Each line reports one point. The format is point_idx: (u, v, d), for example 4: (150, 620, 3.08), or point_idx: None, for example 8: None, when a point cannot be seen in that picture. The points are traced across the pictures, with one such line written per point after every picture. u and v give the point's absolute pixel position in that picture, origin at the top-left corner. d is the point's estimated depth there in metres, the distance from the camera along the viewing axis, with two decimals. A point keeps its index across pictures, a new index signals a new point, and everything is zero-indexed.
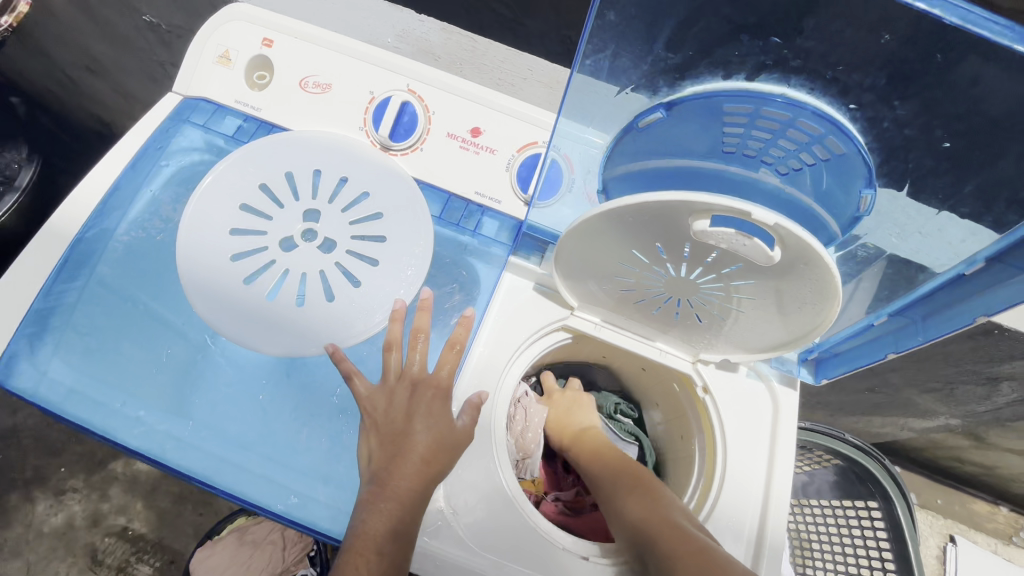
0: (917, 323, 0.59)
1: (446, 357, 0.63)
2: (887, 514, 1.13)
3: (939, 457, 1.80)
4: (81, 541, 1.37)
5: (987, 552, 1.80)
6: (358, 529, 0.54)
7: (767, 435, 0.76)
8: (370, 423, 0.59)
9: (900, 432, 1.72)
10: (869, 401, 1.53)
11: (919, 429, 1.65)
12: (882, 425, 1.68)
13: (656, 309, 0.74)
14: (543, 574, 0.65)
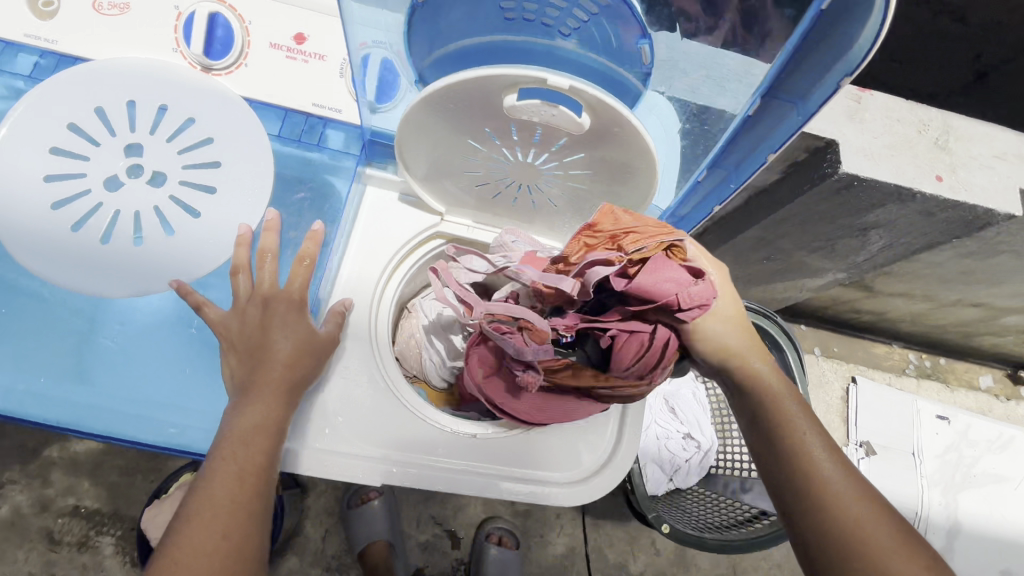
0: (731, 172, 0.64)
1: (296, 273, 0.65)
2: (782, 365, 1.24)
3: (839, 311, 1.85)
4: (34, 526, 1.29)
5: (883, 385, 1.86)
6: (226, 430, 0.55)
7: None
8: (229, 345, 0.61)
9: (802, 293, 1.77)
10: (767, 269, 1.61)
11: (817, 287, 1.71)
12: (785, 289, 1.75)
13: (513, 200, 0.76)
14: (431, 455, 0.71)
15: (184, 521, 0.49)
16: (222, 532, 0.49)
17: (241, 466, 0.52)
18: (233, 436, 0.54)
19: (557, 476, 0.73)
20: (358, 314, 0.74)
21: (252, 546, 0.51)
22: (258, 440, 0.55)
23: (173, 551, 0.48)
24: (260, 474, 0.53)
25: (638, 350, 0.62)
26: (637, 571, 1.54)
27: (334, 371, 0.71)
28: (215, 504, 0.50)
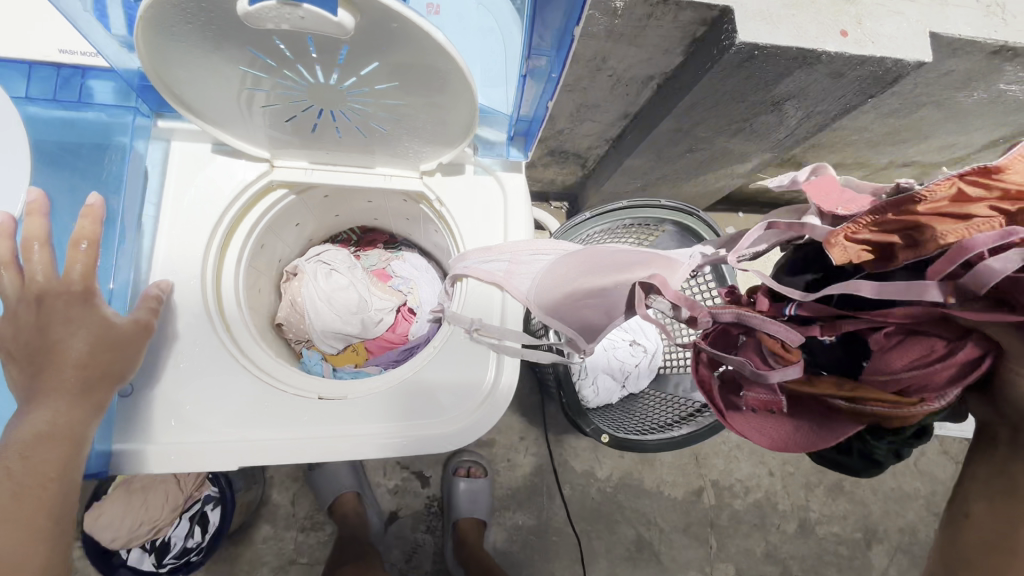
0: (552, 55, 0.55)
1: (73, 259, 0.55)
2: None
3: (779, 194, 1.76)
4: None
5: None
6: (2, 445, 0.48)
7: (501, 222, 0.75)
8: (7, 354, 0.52)
9: (735, 181, 1.67)
10: (694, 162, 1.48)
11: (749, 172, 1.60)
12: (716, 180, 1.63)
13: (335, 131, 0.66)
14: (296, 425, 0.65)
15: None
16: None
17: (17, 482, 0.47)
18: (8, 450, 0.47)
19: (448, 420, 0.68)
20: (187, 291, 0.66)
21: (39, 558, 0.47)
22: (45, 452, 0.48)
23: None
24: (45, 486, 0.48)
25: (918, 354, 0.46)
26: (604, 476, 1.58)
27: (171, 358, 0.64)
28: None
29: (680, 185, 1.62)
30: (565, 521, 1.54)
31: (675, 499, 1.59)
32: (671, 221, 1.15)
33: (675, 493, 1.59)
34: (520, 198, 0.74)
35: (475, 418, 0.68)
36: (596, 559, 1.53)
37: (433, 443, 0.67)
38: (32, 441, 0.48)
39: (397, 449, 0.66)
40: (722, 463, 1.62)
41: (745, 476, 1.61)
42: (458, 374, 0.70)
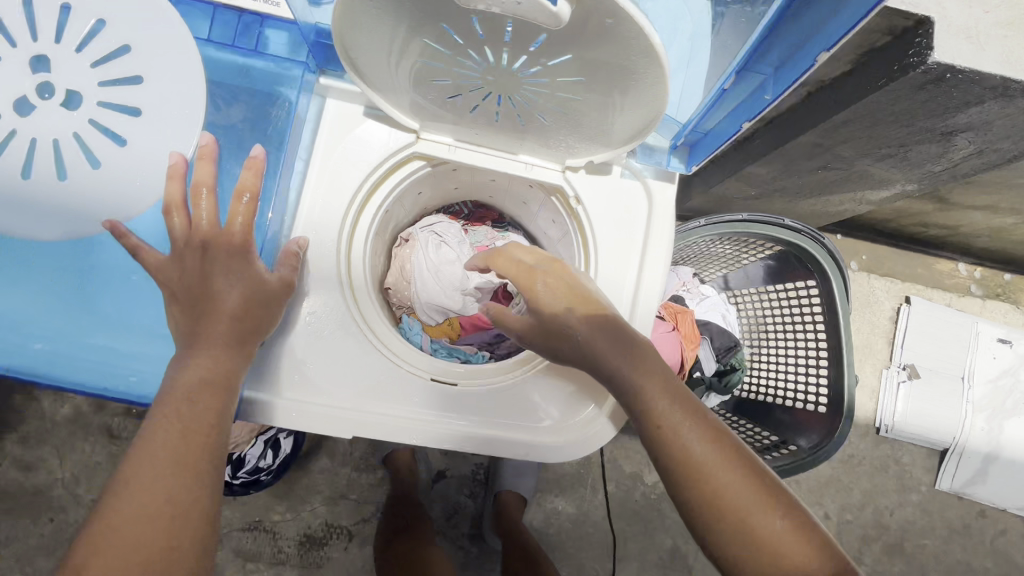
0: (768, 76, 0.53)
1: (234, 211, 0.56)
2: (823, 289, 1.08)
3: (903, 225, 1.55)
4: (95, 424, 1.16)
5: (941, 306, 1.60)
6: (166, 386, 0.49)
7: (641, 232, 0.70)
8: (170, 295, 0.54)
9: (861, 208, 1.50)
10: (823, 180, 1.32)
11: (881, 200, 1.41)
12: (839, 203, 1.45)
13: (494, 114, 0.63)
14: (409, 403, 0.67)
15: (118, 484, 0.43)
16: (165, 494, 0.43)
17: (186, 422, 0.46)
18: (174, 391, 0.48)
19: (538, 434, 0.68)
20: (322, 252, 0.67)
21: (206, 502, 0.45)
22: (206, 397, 0.48)
23: (109, 515, 0.42)
24: (210, 430, 0.47)
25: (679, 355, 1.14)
26: (652, 482, 1.56)
27: (301, 315, 0.65)
28: (153, 464, 0.44)
29: (798, 203, 1.44)
30: (603, 517, 1.53)
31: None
32: (781, 243, 1.10)
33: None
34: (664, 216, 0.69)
35: (565, 443, 0.67)
36: (627, 558, 1.52)
37: (546, 450, 0.67)
38: (195, 384, 0.49)
39: (511, 450, 0.67)
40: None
41: None
42: (569, 386, 0.69)
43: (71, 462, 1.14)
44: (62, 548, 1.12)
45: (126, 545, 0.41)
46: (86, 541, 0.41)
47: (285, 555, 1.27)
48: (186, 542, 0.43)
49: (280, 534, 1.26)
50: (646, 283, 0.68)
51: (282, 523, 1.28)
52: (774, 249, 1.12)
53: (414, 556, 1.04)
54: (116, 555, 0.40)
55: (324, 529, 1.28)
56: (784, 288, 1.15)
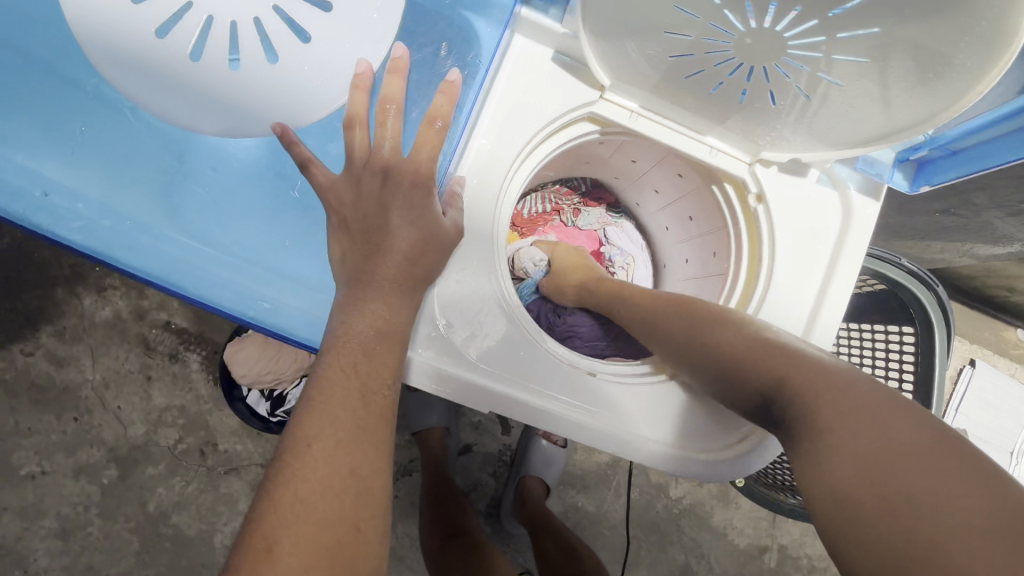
0: None
1: (423, 138, 0.49)
2: (923, 341, 0.96)
3: (985, 287, 1.37)
4: (133, 332, 1.10)
5: (1006, 376, 1.43)
6: (339, 330, 0.44)
7: (829, 246, 0.63)
8: (338, 221, 0.48)
9: (956, 260, 1.27)
10: (935, 225, 1.07)
11: (983, 257, 1.21)
12: (936, 252, 1.21)
13: (715, 85, 0.55)
14: (545, 387, 0.61)
15: (295, 446, 0.38)
16: (349, 464, 0.39)
17: (364, 382, 0.42)
18: (347, 344, 0.43)
19: (652, 440, 0.62)
20: (480, 204, 0.60)
21: (383, 478, 0.41)
22: (383, 351, 0.44)
23: (294, 482, 0.37)
24: (385, 394, 0.43)
25: None
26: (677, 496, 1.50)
27: (449, 272, 0.59)
28: (335, 427, 0.39)
29: (894, 246, 1.26)
30: (621, 522, 1.48)
31: (736, 546, 1.50)
32: (883, 282, 0.97)
33: (738, 541, 1.50)
34: (861, 237, 0.61)
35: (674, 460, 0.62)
36: (638, 566, 1.48)
37: (675, 463, 0.62)
38: (369, 335, 0.44)
39: (639, 455, 0.61)
40: (797, 531, 1.53)
41: (817, 556, 1.50)
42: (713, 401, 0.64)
43: (104, 366, 1.09)
44: (84, 450, 1.08)
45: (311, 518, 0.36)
46: (266, 508, 0.36)
47: None
48: (367, 519, 0.39)
49: None
50: (825, 314, 0.61)
51: None
52: (874, 286, 1.00)
53: (478, 562, 0.92)
54: (306, 529, 0.36)
55: None
56: (873, 330, 1.04)
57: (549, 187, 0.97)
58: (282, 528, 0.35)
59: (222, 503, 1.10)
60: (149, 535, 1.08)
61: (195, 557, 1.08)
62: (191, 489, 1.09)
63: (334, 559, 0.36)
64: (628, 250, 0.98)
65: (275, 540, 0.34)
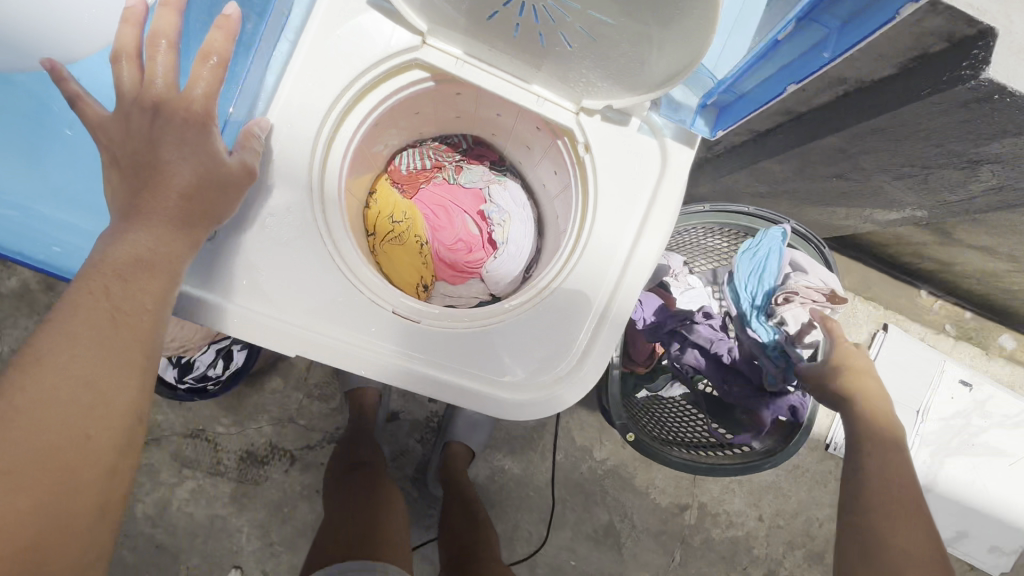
0: (832, 34, 0.46)
1: (197, 74, 0.48)
2: None
3: (899, 254, 1.38)
4: (41, 302, 1.08)
5: (918, 341, 1.43)
6: (96, 253, 0.43)
7: (647, 192, 0.64)
8: (110, 159, 0.47)
9: (865, 226, 1.27)
10: (834, 189, 1.07)
11: (886, 223, 1.21)
12: (843, 216, 1.20)
13: (515, 27, 0.55)
14: (361, 330, 0.61)
15: (24, 360, 0.38)
16: (85, 379, 0.39)
17: (116, 304, 0.41)
18: (104, 266, 0.42)
19: (489, 383, 0.63)
20: (294, 149, 0.59)
21: (129, 396, 0.41)
22: (144, 279, 0.43)
23: (12, 392, 0.36)
24: (142, 317, 0.43)
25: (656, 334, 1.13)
26: (601, 458, 1.54)
27: (257, 218, 0.58)
28: (72, 342, 0.39)
29: (805, 213, 1.26)
30: (546, 483, 1.52)
31: (658, 504, 1.55)
32: (779, 246, 1.01)
33: (660, 500, 1.54)
34: (675, 185, 0.63)
35: (513, 400, 0.63)
36: (562, 526, 1.52)
37: (495, 405, 0.63)
38: (126, 261, 0.43)
39: (478, 404, 0.63)
40: (717, 490, 1.56)
41: (734, 511, 1.55)
42: (539, 345, 0.64)
43: (11, 337, 1.05)
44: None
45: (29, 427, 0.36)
46: None
47: (224, 467, 1.21)
48: (104, 432, 0.40)
49: (220, 446, 1.19)
50: (638, 257, 0.63)
51: (225, 435, 1.21)
52: None
53: (368, 513, 0.94)
54: (18, 436, 0.36)
55: (268, 448, 1.22)
56: None
57: (428, 143, 0.98)
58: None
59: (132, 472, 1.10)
60: None
61: None
62: None
63: (50, 466, 0.36)
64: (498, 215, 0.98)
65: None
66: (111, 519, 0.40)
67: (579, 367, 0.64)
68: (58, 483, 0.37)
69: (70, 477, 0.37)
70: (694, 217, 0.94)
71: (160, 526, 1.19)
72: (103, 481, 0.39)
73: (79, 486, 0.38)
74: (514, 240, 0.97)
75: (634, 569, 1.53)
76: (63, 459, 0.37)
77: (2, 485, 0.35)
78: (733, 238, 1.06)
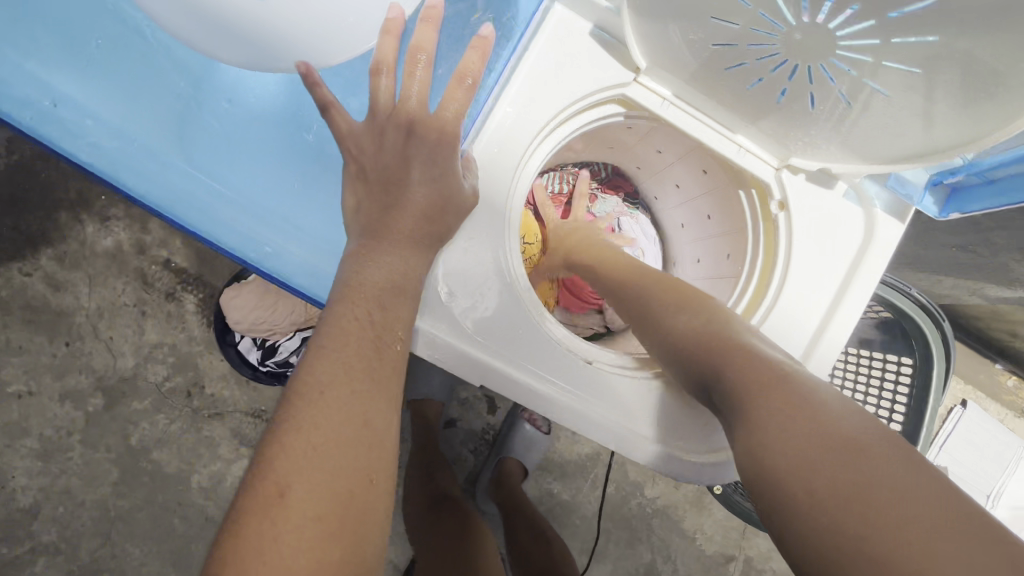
0: None
1: (450, 94, 0.47)
2: (922, 371, 0.95)
3: (985, 331, 1.33)
4: (131, 266, 1.09)
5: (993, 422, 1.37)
6: (351, 278, 0.43)
7: (847, 261, 0.61)
8: (357, 170, 0.46)
9: (962, 300, 1.21)
10: (949, 263, 1.02)
11: (990, 300, 1.15)
12: (948, 288, 1.15)
13: (756, 80, 0.53)
14: (542, 367, 0.60)
15: (308, 393, 0.37)
16: (363, 417, 0.37)
17: (378, 336, 0.41)
18: (362, 295, 0.42)
19: (658, 437, 0.61)
20: (497, 174, 0.58)
21: (395, 434, 0.39)
22: (398, 302, 0.43)
23: (308, 429, 0.36)
24: (396, 348, 0.42)
25: None
26: (651, 496, 1.49)
27: (458, 240, 0.57)
28: (350, 376, 0.38)
29: (902, 277, 1.21)
30: (593, 514, 1.47)
31: (702, 551, 1.50)
32: (892, 312, 0.95)
33: (706, 547, 1.50)
34: (880, 259, 0.60)
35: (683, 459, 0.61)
36: (603, 558, 1.48)
37: (664, 461, 0.61)
38: (384, 288, 0.43)
39: (646, 456, 0.61)
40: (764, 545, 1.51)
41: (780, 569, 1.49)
42: (697, 412, 0.62)
43: (99, 295, 1.08)
44: (72, 376, 1.08)
45: (324, 467, 0.35)
46: (275, 455, 0.34)
47: None
48: (380, 475, 0.38)
49: None
50: (831, 331, 0.60)
51: None
52: (879, 314, 0.98)
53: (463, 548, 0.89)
54: (320, 477, 0.34)
55: None
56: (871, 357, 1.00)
57: (568, 168, 0.96)
58: (297, 474, 0.34)
59: (203, 445, 1.10)
60: (130, 467, 1.09)
61: (172, 495, 1.09)
62: (174, 428, 1.10)
63: (350, 510, 0.35)
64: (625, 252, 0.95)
65: (289, 484, 0.33)
66: (384, 567, 0.38)
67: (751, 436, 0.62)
68: (354, 529, 0.35)
69: (359, 524, 0.35)
70: None
71: None
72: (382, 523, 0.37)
73: (365, 533, 0.36)
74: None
75: None
76: (349, 507, 0.35)
77: (312, 531, 0.33)
78: None
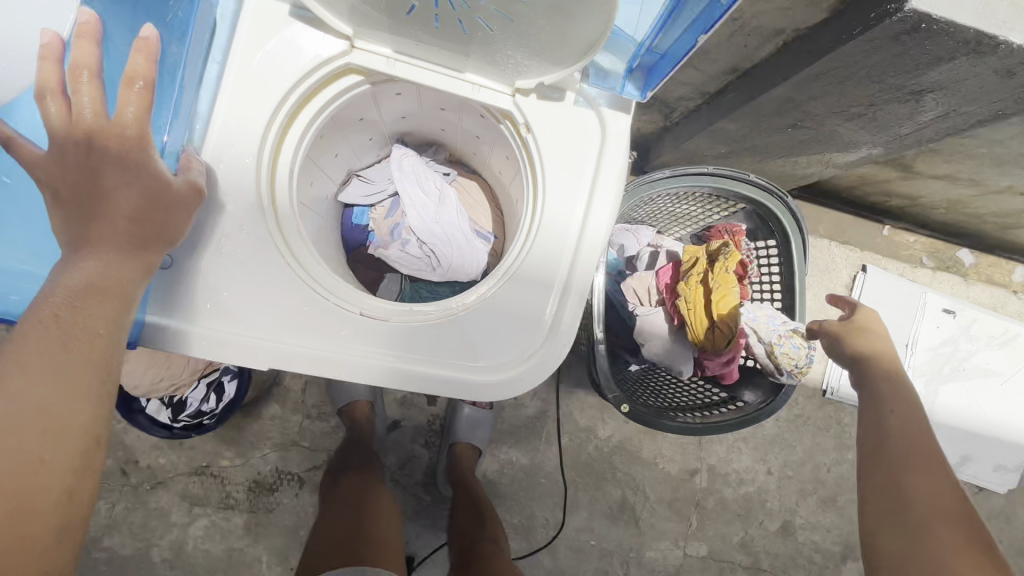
0: None
1: (125, 99, 0.49)
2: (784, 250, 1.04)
3: (863, 194, 1.37)
4: None
5: (894, 277, 1.43)
6: (46, 286, 0.43)
7: (592, 160, 0.66)
8: (53, 194, 0.48)
9: (828, 172, 1.21)
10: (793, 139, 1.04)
11: (846, 165, 1.15)
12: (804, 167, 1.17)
13: (434, 18, 0.56)
14: (329, 334, 0.62)
15: None
16: (37, 405, 0.38)
17: (67, 331, 0.41)
18: (54, 295, 0.43)
19: (456, 367, 0.64)
20: (238, 167, 0.60)
21: (86, 417, 0.41)
22: (94, 304, 0.44)
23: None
24: (95, 340, 0.43)
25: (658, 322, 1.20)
26: (606, 436, 1.44)
27: (214, 242, 0.59)
28: (25, 367, 0.39)
29: (768, 165, 1.22)
30: (556, 468, 1.41)
31: (667, 473, 1.45)
32: (746, 202, 1.04)
33: (669, 468, 1.45)
34: (618, 163, 0.65)
35: (485, 382, 0.64)
36: (577, 508, 1.41)
37: (467, 388, 0.63)
38: (79, 289, 0.44)
39: (449, 389, 0.63)
40: (723, 449, 1.47)
41: (743, 468, 1.47)
42: (490, 338, 0.64)
43: None
44: None
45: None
46: None
47: (234, 499, 1.19)
48: (61, 457, 0.39)
49: (228, 479, 1.18)
50: (593, 224, 0.65)
51: (231, 468, 1.19)
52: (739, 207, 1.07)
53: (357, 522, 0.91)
54: None
55: (276, 474, 1.21)
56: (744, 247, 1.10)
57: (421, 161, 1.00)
58: None
59: None
60: None
61: None
62: None
63: (9, 490, 0.36)
64: (429, 238, 0.96)
65: None
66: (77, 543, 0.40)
67: (541, 348, 0.64)
68: (16, 503, 0.36)
69: (23, 500, 0.37)
70: (661, 183, 0.94)
71: (177, 567, 1.16)
72: (63, 503, 0.38)
73: (35, 508, 0.37)
74: (462, 242, 0.98)
75: (652, 540, 1.43)
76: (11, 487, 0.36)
77: None
78: (702, 202, 1.09)
